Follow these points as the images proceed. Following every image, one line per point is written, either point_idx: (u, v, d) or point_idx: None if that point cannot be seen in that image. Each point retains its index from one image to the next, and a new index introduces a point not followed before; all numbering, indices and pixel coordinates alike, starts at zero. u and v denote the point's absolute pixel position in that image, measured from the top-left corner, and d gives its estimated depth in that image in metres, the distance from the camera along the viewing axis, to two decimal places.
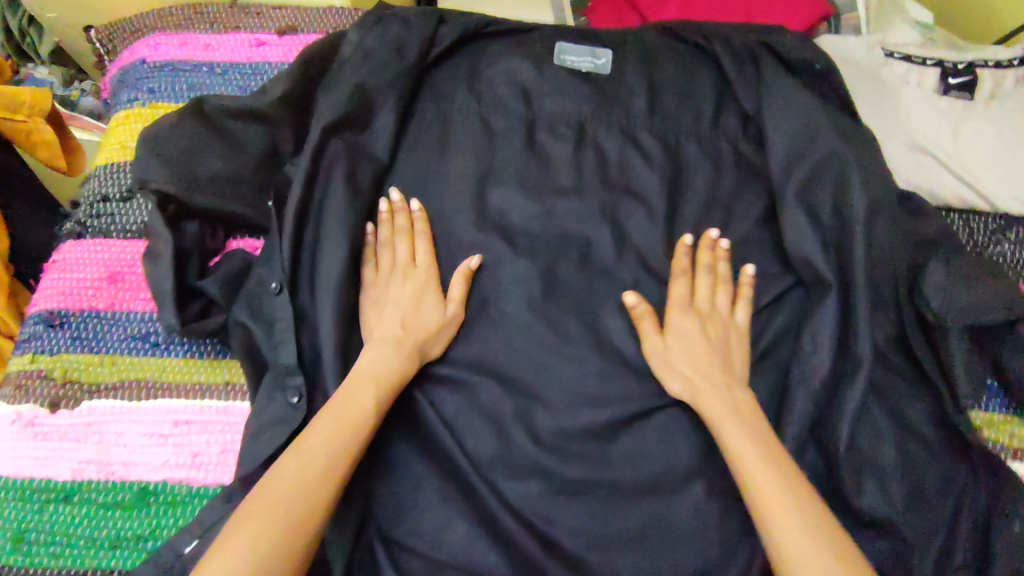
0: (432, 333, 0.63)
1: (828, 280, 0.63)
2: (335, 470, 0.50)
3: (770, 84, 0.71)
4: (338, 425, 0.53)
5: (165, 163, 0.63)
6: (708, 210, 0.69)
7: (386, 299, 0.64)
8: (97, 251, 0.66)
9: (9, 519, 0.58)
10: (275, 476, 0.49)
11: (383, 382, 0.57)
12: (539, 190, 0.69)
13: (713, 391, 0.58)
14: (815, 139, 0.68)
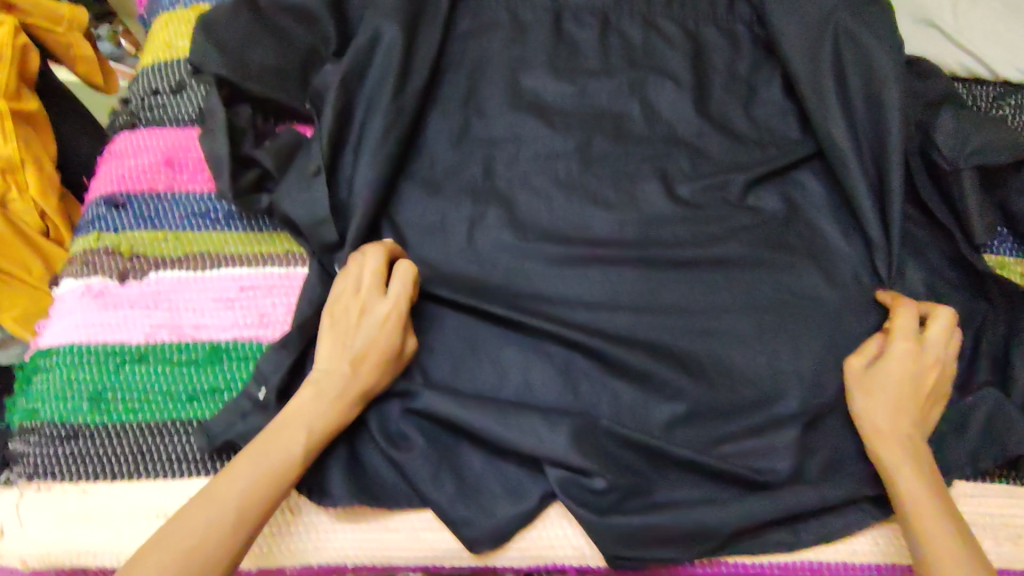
0: (380, 381, 0.56)
1: (851, 138, 0.67)
2: (244, 525, 0.48)
3: None
4: (260, 473, 0.50)
5: (220, 50, 0.65)
6: (730, 86, 0.73)
7: (342, 330, 0.56)
8: (151, 139, 0.69)
9: (85, 381, 0.60)
10: (181, 522, 0.47)
11: (315, 431, 0.53)
12: (570, 72, 0.73)
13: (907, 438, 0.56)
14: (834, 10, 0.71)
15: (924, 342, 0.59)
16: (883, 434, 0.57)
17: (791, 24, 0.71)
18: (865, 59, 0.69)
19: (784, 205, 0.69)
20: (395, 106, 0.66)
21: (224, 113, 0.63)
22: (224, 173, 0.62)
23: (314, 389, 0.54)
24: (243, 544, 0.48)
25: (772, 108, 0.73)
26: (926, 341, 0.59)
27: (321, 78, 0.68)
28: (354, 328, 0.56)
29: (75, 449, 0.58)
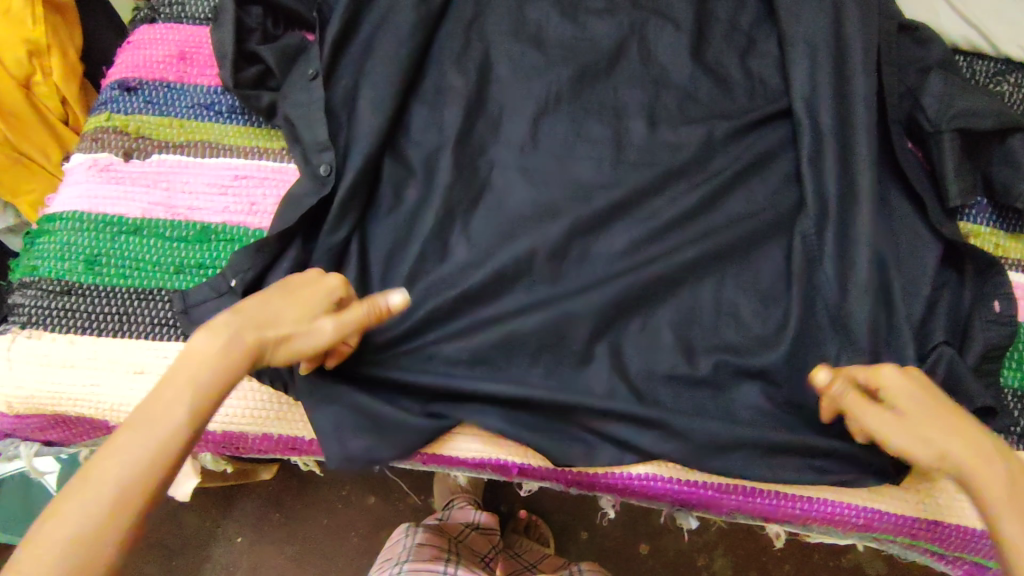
0: (291, 335, 0.50)
1: (839, 94, 0.69)
2: (123, 509, 0.41)
3: None
4: (146, 448, 0.43)
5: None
6: (730, 36, 0.75)
7: (270, 298, 0.51)
8: (167, 33, 0.72)
9: (82, 245, 0.64)
10: (55, 513, 0.40)
11: (202, 395, 0.46)
12: (574, 8, 0.74)
13: (966, 455, 0.49)
14: None
15: (892, 393, 0.53)
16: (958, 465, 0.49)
17: None
18: (863, 16, 0.69)
19: (766, 156, 0.70)
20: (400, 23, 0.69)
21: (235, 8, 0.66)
22: (229, 63, 0.65)
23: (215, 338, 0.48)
24: (129, 534, 0.41)
25: (768, 60, 0.74)
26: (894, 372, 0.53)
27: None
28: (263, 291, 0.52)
29: (66, 304, 0.62)
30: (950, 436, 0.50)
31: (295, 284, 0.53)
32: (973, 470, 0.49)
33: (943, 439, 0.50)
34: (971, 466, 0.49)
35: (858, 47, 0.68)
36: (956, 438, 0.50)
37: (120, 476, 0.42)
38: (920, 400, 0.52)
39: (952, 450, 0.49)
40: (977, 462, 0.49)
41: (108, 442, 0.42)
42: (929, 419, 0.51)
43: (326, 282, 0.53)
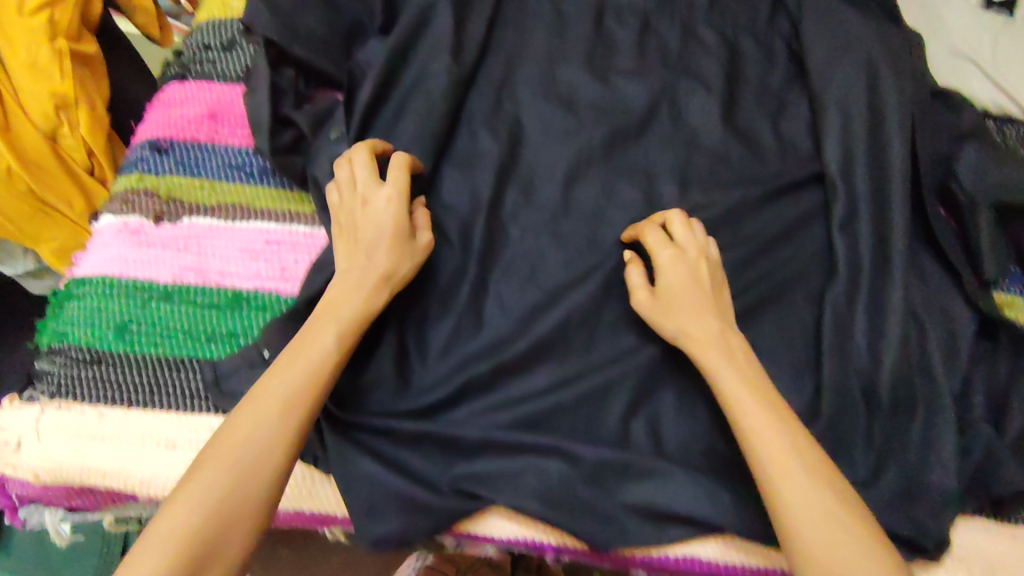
0: (400, 262, 0.58)
1: (874, 163, 0.67)
2: (287, 424, 0.50)
3: None
4: (302, 368, 0.52)
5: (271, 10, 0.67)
6: (762, 98, 0.74)
7: (361, 221, 0.59)
8: (198, 91, 0.72)
9: (113, 311, 0.63)
10: (228, 431, 0.50)
11: (345, 328, 0.55)
12: (604, 70, 0.74)
13: (714, 334, 0.57)
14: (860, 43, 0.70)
15: (664, 274, 0.60)
16: (698, 338, 0.57)
17: (823, 41, 0.71)
18: (900, 83, 0.68)
19: (800, 223, 0.69)
20: (434, 91, 0.69)
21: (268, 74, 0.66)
22: (264, 131, 0.65)
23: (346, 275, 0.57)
24: (296, 442, 0.50)
25: (800, 123, 0.73)
26: (661, 252, 0.61)
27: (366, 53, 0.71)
28: (353, 234, 0.59)
29: (96, 374, 0.61)
30: (693, 317, 0.58)
31: (359, 192, 0.60)
32: (700, 347, 0.57)
33: (687, 330, 0.57)
34: (701, 347, 0.57)
35: (896, 114, 0.68)
36: (699, 320, 0.58)
37: (281, 392, 0.51)
38: (682, 283, 0.59)
39: (693, 329, 0.57)
40: (701, 345, 0.57)
41: (271, 366, 0.52)
42: (682, 301, 0.59)
43: (400, 204, 0.59)
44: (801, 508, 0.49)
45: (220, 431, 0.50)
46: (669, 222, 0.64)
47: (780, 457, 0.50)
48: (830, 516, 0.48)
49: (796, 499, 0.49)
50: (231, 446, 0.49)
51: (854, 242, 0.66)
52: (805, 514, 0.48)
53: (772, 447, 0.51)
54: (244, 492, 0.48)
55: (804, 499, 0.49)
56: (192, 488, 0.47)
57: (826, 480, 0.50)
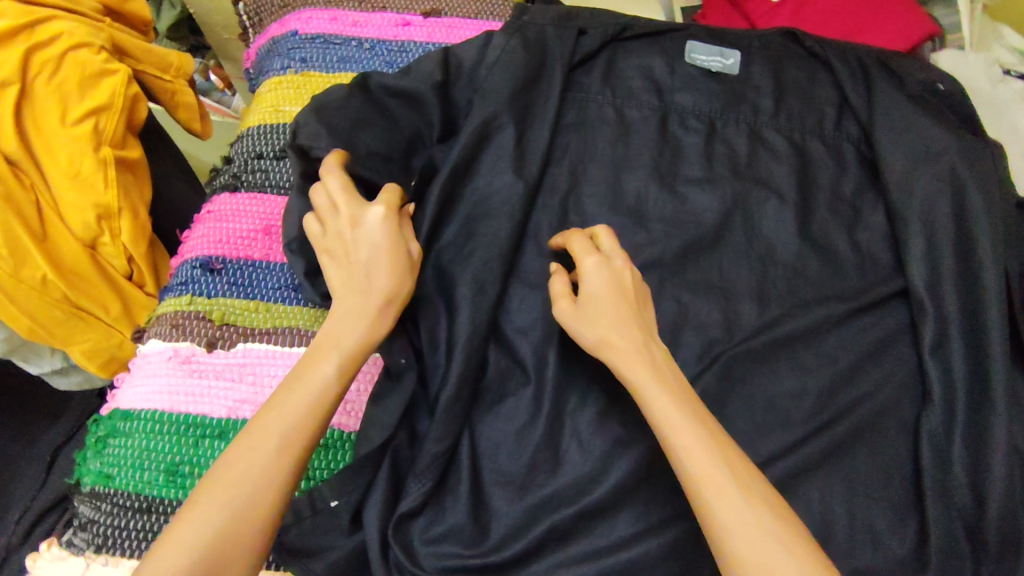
0: (403, 278, 0.55)
1: (960, 283, 0.65)
2: (282, 460, 0.46)
3: (882, 98, 0.73)
4: (304, 396, 0.49)
5: (323, 122, 0.64)
6: (835, 207, 0.72)
7: (350, 241, 0.55)
8: (251, 204, 0.69)
9: (163, 451, 0.59)
10: (220, 470, 0.46)
11: (347, 357, 0.51)
12: (672, 179, 0.72)
13: (629, 353, 0.51)
14: (938, 156, 0.68)
15: (586, 280, 0.56)
16: (620, 348, 0.52)
17: (899, 152, 0.70)
18: (987, 198, 0.66)
19: (884, 343, 0.66)
20: (500, 208, 0.66)
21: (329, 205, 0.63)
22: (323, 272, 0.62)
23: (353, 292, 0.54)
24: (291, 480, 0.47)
25: (877, 234, 0.71)
26: (584, 259, 0.57)
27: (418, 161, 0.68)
28: (346, 256, 0.55)
29: (148, 524, 0.57)
30: (614, 325, 0.53)
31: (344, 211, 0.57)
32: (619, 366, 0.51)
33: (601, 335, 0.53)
34: (626, 363, 0.51)
35: (986, 231, 0.64)
36: (620, 325, 0.53)
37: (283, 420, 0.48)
38: (605, 289, 0.54)
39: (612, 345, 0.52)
40: (625, 362, 0.51)
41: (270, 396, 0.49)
42: (599, 307, 0.54)
43: (392, 224, 0.56)
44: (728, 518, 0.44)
45: (212, 469, 0.46)
46: (595, 234, 0.60)
47: (704, 467, 0.46)
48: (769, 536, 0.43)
49: (726, 511, 0.44)
50: (222, 489, 0.44)
51: (947, 367, 0.63)
52: (733, 527, 0.44)
53: (698, 459, 0.46)
54: (238, 533, 0.44)
55: (732, 509, 0.44)
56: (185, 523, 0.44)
57: (752, 490, 0.45)
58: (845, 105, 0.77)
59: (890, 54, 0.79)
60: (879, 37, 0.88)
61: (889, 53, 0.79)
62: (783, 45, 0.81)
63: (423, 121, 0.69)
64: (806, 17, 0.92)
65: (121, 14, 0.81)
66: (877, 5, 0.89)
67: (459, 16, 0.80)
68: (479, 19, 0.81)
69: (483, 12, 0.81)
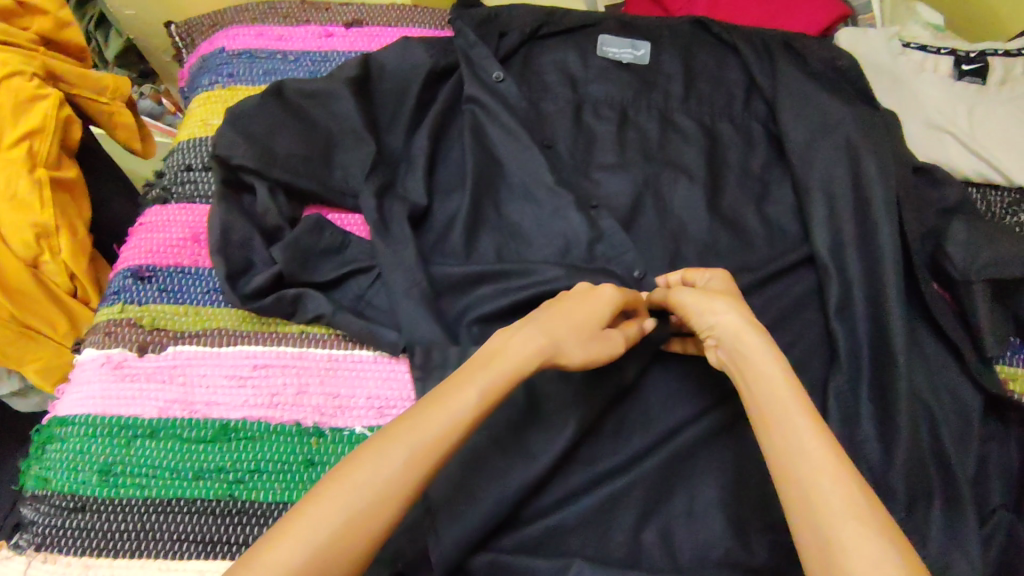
0: (586, 345, 0.53)
1: (859, 246, 0.67)
2: (407, 478, 0.44)
3: (782, 77, 0.76)
4: (443, 418, 0.46)
5: (243, 134, 0.67)
6: (744, 183, 0.75)
7: (580, 305, 0.55)
8: (180, 214, 0.72)
9: (96, 453, 0.61)
10: (345, 473, 0.43)
11: (493, 387, 0.48)
12: (587, 167, 0.75)
13: (751, 341, 0.51)
14: (836, 127, 0.71)
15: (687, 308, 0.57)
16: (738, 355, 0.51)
17: (801, 126, 0.73)
18: (883, 164, 0.68)
19: (792, 309, 0.68)
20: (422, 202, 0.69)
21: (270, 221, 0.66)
22: (252, 274, 0.65)
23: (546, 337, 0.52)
24: (405, 502, 0.44)
25: (785, 206, 0.73)
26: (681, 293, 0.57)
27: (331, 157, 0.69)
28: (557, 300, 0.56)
29: (81, 523, 0.59)
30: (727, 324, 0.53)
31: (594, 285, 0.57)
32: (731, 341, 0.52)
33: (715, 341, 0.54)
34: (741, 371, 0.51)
35: (883, 195, 0.67)
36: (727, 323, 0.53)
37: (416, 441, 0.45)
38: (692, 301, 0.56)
39: (727, 327, 0.53)
40: (745, 365, 0.51)
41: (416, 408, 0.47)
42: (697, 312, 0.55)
43: (620, 297, 0.56)
44: (827, 513, 0.41)
45: (341, 464, 0.45)
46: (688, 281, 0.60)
47: (812, 464, 0.44)
48: (867, 537, 0.40)
49: (843, 532, 0.40)
50: (347, 491, 0.43)
51: (851, 327, 0.65)
52: (831, 522, 0.41)
53: (807, 459, 0.44)
54: (346, 541, 0.42)
55: (851, 533, 0.40)
56: (301, 516, 0.42)
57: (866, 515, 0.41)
58: (753, 87, 0.80)
59: (795, 35, 0.82)
60: (788, 23, 0.91)
61: (793, 35, 0.83)
62: (693, 33, 0.84)
63: (339, 121, 0.71)
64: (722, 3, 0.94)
65: (54, 43, 0.84)
66: None
67: (380, 24, 0.84)
68: (400, 25, 0.84)
69: (403, 20, 0.84)
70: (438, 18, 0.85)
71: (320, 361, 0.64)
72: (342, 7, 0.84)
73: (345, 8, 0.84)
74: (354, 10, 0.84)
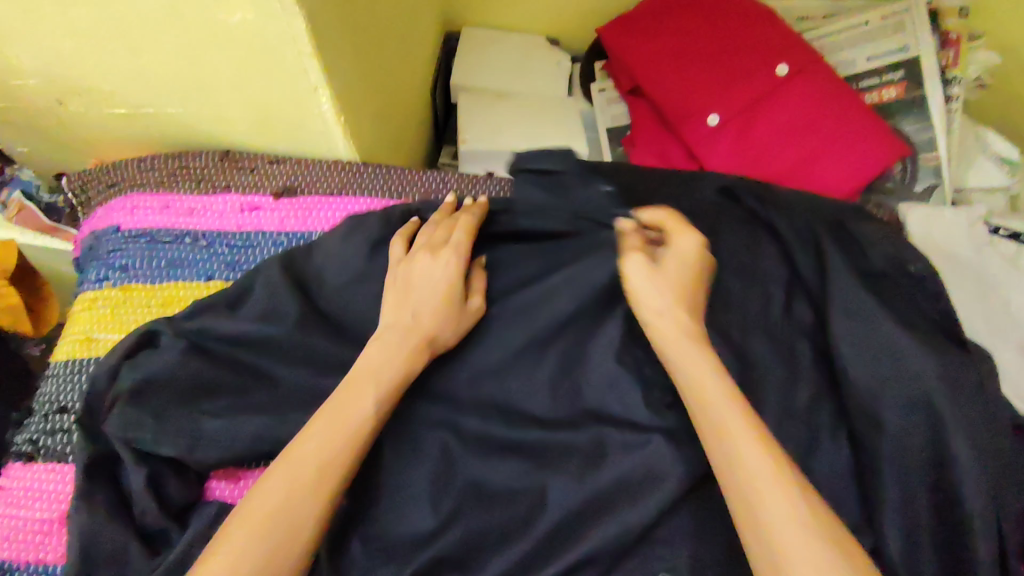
0: (444, 323, 0.54)
1: (940, 554, 0.50)
2: (321, 486, 0.44)
3: (833, 283, 0.59)
4: (335, 427, 0.46)
5: (133, 401, 0.51)
6: (786, 430, 0.56)
7: (413, 280, 0.55)
8: (47, 481, 0.55)
9: None
10: (256, 503, 0.43)
11: (387, 392, 0.49)
12: (578, 408, 0.57)
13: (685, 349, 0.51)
14: (904, 375, 0.54)
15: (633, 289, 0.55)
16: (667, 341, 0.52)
17: (860, 363, 0.56)
18: (976, 436, 0.51)
19: None
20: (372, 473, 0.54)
21: (150, 518, 0.49)
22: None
23: (405, 314, 0.53)
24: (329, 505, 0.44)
25: (837, 467, 0.56)
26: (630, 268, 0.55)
27: (223, 424, 0.51)
28: (405, 288, 0.55)
29: None
30: (660, 307, 0.53)
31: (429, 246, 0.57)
32: (668, 343, 0.51)
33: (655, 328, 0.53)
34: (671, 354, 0.51)
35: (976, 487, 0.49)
36: (664, 311, 0.53)
37: (319, 452, 0.45)
38: (641, 283, 0.54)
39: (664, 325, 0.52)
40: (685, 367, 0.50)
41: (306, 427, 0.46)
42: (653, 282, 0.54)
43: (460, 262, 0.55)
44: (770, 521, 0.41)
45: (248, 495, 0.44)
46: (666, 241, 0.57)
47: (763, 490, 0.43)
48: (787, 507, 0.42)
49: (778, 530, 0.41)
50: (259, 508, 0.43)
51: None
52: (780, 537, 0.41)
53: (750, 462, 0.44)
54: (279, 556, 0.41)
55: (788, 534, 0.41)
56: (218, 555, 0.41)
57: (798, 506, 0.42)
58: (794, 283, 0.63)
59: (845, 212, 0.65)
60: (831, 174, 0.74)
61: (844, 211, 0.65)
62: (715, 203, 0.67)
63: (252, 358, 0.54)
64: (748, 146, 0.76)
65: None
66: (831, 132, 0.74)
67: (319, 194, 0.66)
68: (344, 194, 0.66)
69: (348, 186, 0.66)
70: (395, 180, 0.67)
71: None
72: (271, 166, 0.66)
73: (274, 168, 0.66)
74: (287, 172, 0.66)
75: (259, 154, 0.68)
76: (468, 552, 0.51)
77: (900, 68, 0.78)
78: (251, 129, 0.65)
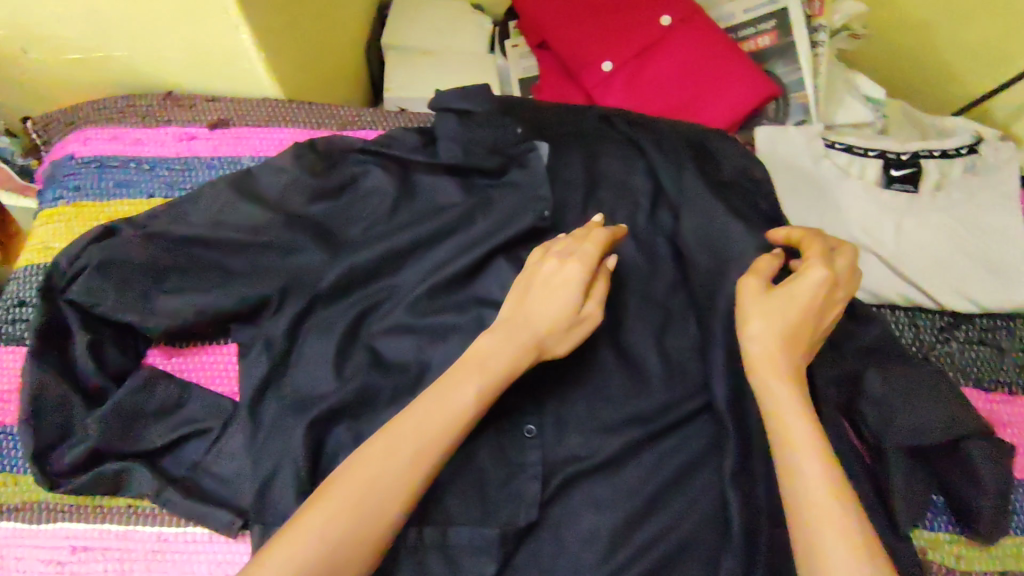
0: (558, 332, 0.55)
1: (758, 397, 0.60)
2: (414, 471, 0.47)
3: (687, 189, 0.69)
4: (436, 412, 0.50)
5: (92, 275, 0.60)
6: (643, 311, 0.66)
7: (540, 284, 0.57)
8: (7, 360, 0.65)
9: None
10: (354, 472, 0.47)
11: (488, 384, 0.52)
12: (463, 295, 0.66)
13: (771, 354, 0.52)
14: (734, 263, 0.64)
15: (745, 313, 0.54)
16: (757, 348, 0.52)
17: (704, 253, 0.66)
18: None
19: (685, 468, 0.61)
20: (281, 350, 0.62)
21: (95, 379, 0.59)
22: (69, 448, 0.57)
23: (524, 317, 0.56)
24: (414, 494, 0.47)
25: (685, 341, 0.66)
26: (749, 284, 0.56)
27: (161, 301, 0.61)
28: (527, 285, 0.58)
29: None
30: (763, 328, 0.52)
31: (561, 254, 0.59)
32: (761, 355, 0.52)
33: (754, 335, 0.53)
34: (761, 358, 0.52)
35: None
36: (769, 323, 0.53)
37: (414, 441, 0.48)
38: (754, 305, 0.54)
39: (755, 335, 0.53)
40: (768, 369, 0.51)
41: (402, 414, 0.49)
42: (773, 305, 0.53)
43: (583, 272, 0.56)
44: (809, 520, 0.44)
45: (344, 464, 0.48)
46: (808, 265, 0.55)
47: (811, 491, 0.45)
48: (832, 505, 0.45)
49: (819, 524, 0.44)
50: (348, 483, 0.46)
51: (748, 492, 0.58)
52: (813, 513, 0.45)
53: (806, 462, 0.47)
54: (355, 539, 0.45)
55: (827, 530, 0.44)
56: (308, 520, 0.45)
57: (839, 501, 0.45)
58: (659, 193, 0.72)
59: (708, 134, 0.75)
60: (705, 110, 0.84)
61: (709, 133, 0.75)
62: (596, 129, 0.76)
63: (200, 252, 0.63)
64: (638, 88, 0.87)
65: None
66: (710, 73, 0.84)
67: (249, 124, 0.76)
68: (273, 126, 0.76)
69: (275, 119, 0.76)
70: (317, 114, 0.78)
71: (148, 541, 0.59)
72: (209, 104, 0.77)
73: (211, 105, 0.76)
74: (222, 107, 0.76)
75: (200, 94, 0.78)
76: (364, 404, 0.60)
77: (772, 19, 0.88)
78: (190, 69, 0.75)
